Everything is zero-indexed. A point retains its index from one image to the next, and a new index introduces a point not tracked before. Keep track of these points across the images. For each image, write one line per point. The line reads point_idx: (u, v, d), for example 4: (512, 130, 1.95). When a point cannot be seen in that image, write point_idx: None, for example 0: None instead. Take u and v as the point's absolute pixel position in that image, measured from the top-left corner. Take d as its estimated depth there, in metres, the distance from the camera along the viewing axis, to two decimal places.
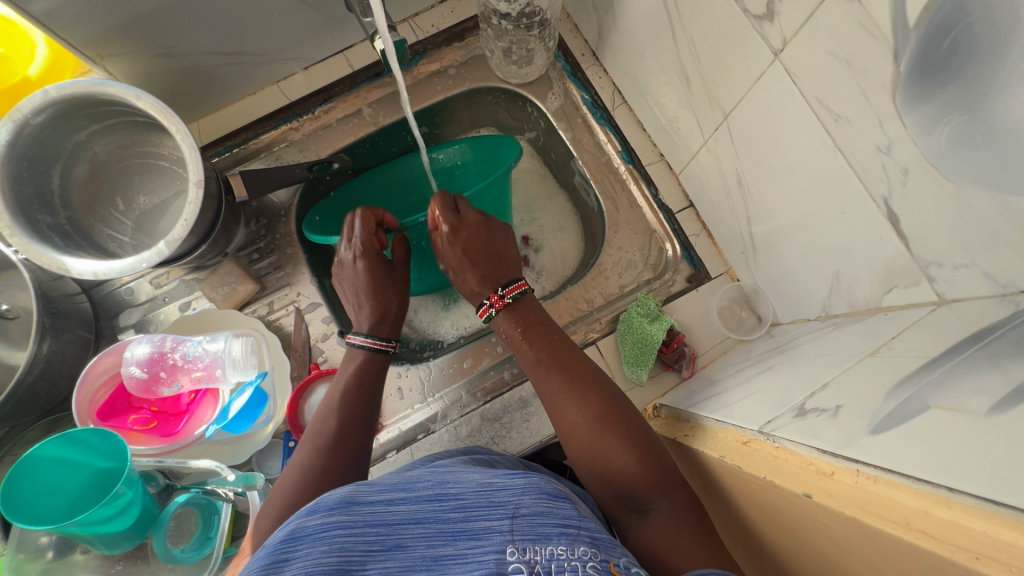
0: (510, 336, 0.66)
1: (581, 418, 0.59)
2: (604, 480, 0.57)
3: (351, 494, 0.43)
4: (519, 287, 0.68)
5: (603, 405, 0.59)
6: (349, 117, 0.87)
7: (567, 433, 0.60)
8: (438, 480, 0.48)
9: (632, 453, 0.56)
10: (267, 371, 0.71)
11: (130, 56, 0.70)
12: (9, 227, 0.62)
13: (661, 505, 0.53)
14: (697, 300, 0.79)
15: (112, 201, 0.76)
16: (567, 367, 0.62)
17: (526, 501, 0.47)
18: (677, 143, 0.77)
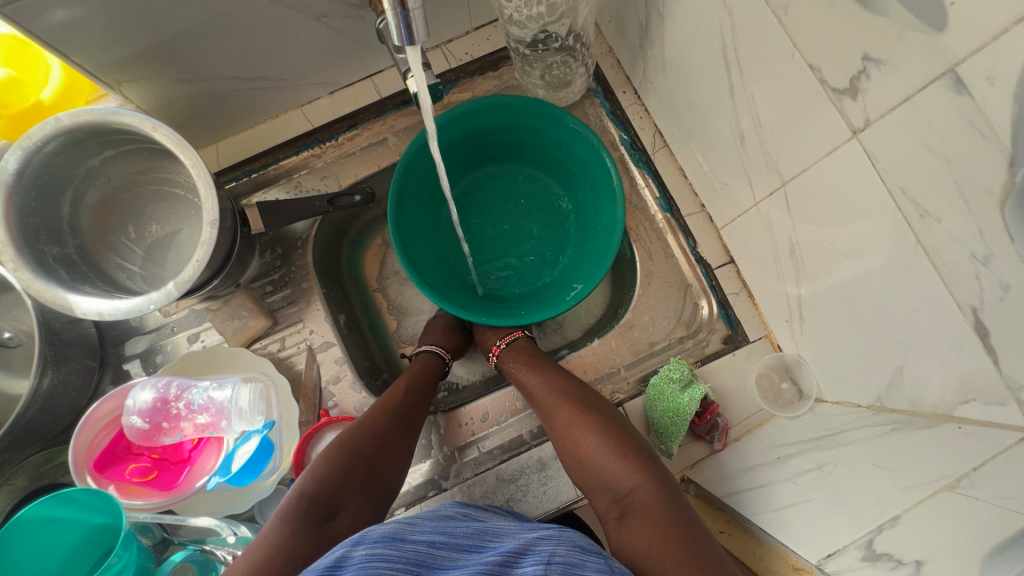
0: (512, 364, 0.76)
1: (561, 416, 0.66)
2: (583, 470, 0.62)
3: (396, 530, 0.45)
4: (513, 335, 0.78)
5: (580, 402, 0.67)
6: (374, 146, 0.84)
7: (554, 430, 0.67)
8: (475, 532, 0.49)
9: (605, 439, 0.62)
10: (274, 421, 0.68)
11: (149, 81, 0.66)
12: (12, 260, 0.59)
13: (635, 485, 0.57)
14: (733, 365, 0.74)
15: (123, 227, 0.72)
16: (550, 372, 0.71)
17: (558, 549, 0.43)
18: (723, 198, 0.72)
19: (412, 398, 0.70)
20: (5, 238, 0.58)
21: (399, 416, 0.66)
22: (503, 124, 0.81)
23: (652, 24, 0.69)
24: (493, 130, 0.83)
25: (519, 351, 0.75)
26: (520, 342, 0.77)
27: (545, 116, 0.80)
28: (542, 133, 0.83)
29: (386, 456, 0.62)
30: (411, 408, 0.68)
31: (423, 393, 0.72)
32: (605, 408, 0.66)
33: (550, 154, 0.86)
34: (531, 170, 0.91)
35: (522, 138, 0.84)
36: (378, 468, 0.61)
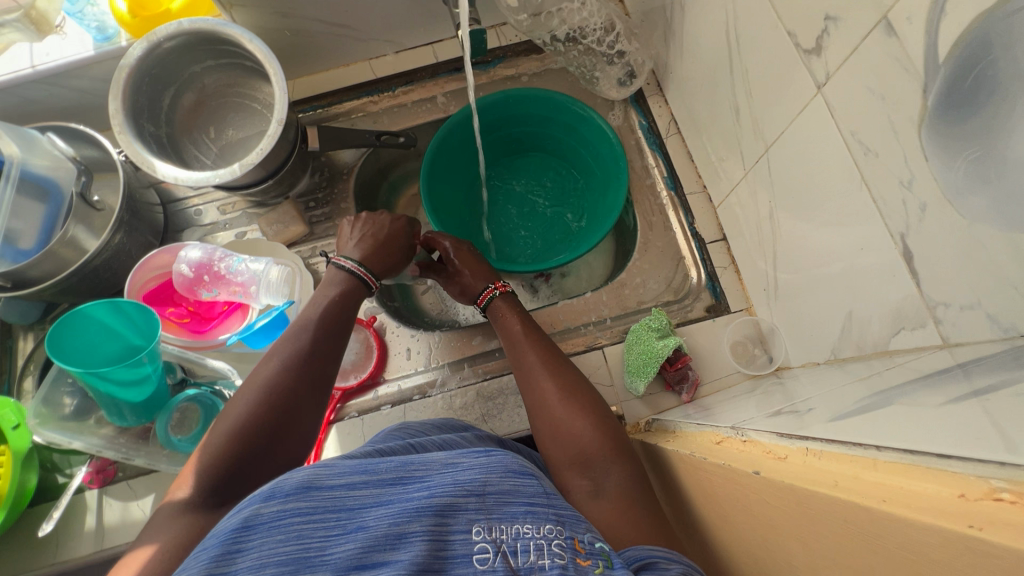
0: (506, 321, 0.76)
1: (550, 387, 0.66)
2: (563, 445, 0.61)
3: (309, 477, 0.39)
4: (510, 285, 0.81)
5: (571, 381, 0.67)
6: (423, 102, 0.96)
7: (540, 400, 0.66)
8: (400, 460, 0.43)
9: (594, 421, 0.62)
10: (293, 302, 0.76)
11: (252, 9, 0.80)
12: (119, 126, 0.72)
13: (615, 470, 0.57)
14: (712, 330, 0.79)
15: (206, 128, 0.86)
16: (546, 349, 0.71)
17: (491, 481, 0.42)
18: (721, 176, 0.80)
19: (331, 337, 0.65)
20: (116, 107, 0.72)
21: (315, 362, 0.62)
22: (544, 114, 0.93)
23: (673, 18, 0.79)
24: (536, 120, 0.96)
25: (523, 319, 0.75)
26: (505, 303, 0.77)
27: (581, 116, 0.91)
28: (575, 133, 0.95)
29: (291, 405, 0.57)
30: (330, 352, 0.64)
31: (340, 329, 0.66)
32: (594, 395, 0.66)
33: (578, 156, 0.98)
34: (559, 168, 1.03)
35: (558, 132, 0.96)
36: (292, 423, 0.57)
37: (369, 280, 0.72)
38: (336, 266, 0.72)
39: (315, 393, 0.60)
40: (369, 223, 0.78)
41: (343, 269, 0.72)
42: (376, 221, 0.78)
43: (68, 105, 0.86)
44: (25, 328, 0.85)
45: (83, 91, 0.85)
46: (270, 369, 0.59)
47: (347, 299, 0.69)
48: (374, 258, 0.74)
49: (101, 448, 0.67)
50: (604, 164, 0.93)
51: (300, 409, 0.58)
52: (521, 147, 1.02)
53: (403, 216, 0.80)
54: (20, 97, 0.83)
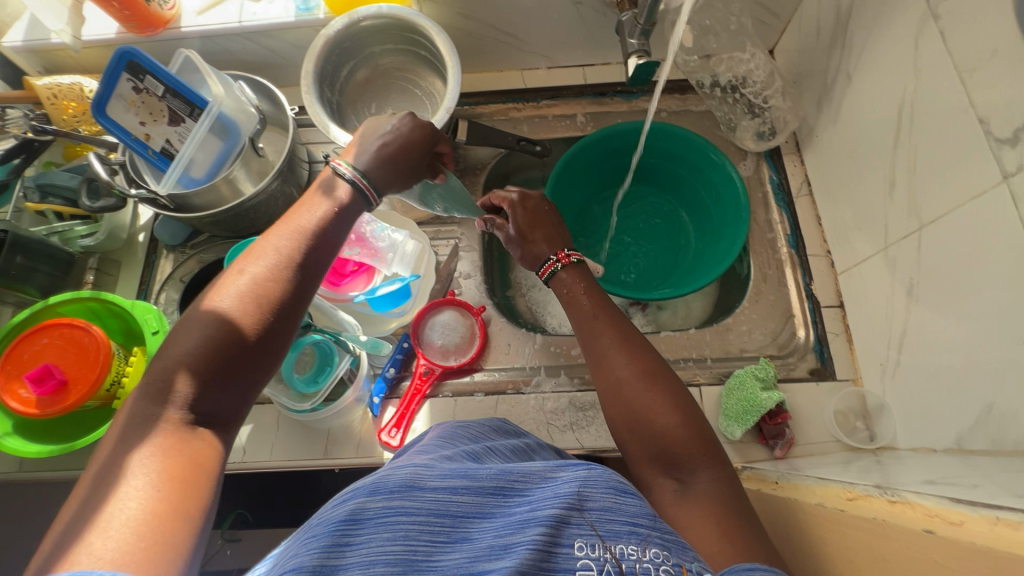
0: (573, 291, 0.72)
1: (632, 374, 0.63)
2: (647, 439, 0.60)
3: (413, 477, 0.41)
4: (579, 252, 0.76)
5: (654, 371, 0.63)
6: (564, 117, 1.01)
7: (621, 388, 0.63)
8: (501, 469, 0.45)
9: (682, 415, 0.60)
10: (418, 276, 0.81)
11: (441, 6, 0.88)
12: (307, 87, 0.80)
13: (705, 471, 0.57)
14: (814, 393, 0.79)
15: (369, 103, 0.93)
16: (626, 333, 0.67)
17: (591, 495, 0.42)
18: (854, 244, 0.80)
19: (321, 241, 0.59)
20: (308, 70, 0.80)
21: (301, 268, 0.56)
22: (678, 151, 0.95)
23: (833, 84, 0.81)
24: (663, 155, 0.98)
25: (591, 295, 0.70)
26: (578, 269, 0.74)
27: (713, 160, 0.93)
28: (703, 175, 0.95)
29: (280, 309, 0.54)
30: (319, 257, 0.59)
31: (326, 235, 0.60)
32: (679, 386, 0.63)
33: (697, 197, 0.99)
34: (675, 205, 1.04)
35: (686, 173, 0.98)
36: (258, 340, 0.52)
37: (369, 195, 0.64)
38: (333, 171, 0.64)
39: (303, 289, 0.57)
40: (395, 138, 0.68)
41: (339, 174, 0.63)
42: (406, 138, 0.69)
43: (254, 60, 0.96)
44: (169, 247, 0.93)
45: (272, 51, 0.94)
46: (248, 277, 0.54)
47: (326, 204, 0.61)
48: (386, 174, 0.67)
49: None
50: (723, 210, 0.93)
51: (286, 313, 0.54)
52: (641, 177, 1.04)
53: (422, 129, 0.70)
54: (219, 46, 0.92)
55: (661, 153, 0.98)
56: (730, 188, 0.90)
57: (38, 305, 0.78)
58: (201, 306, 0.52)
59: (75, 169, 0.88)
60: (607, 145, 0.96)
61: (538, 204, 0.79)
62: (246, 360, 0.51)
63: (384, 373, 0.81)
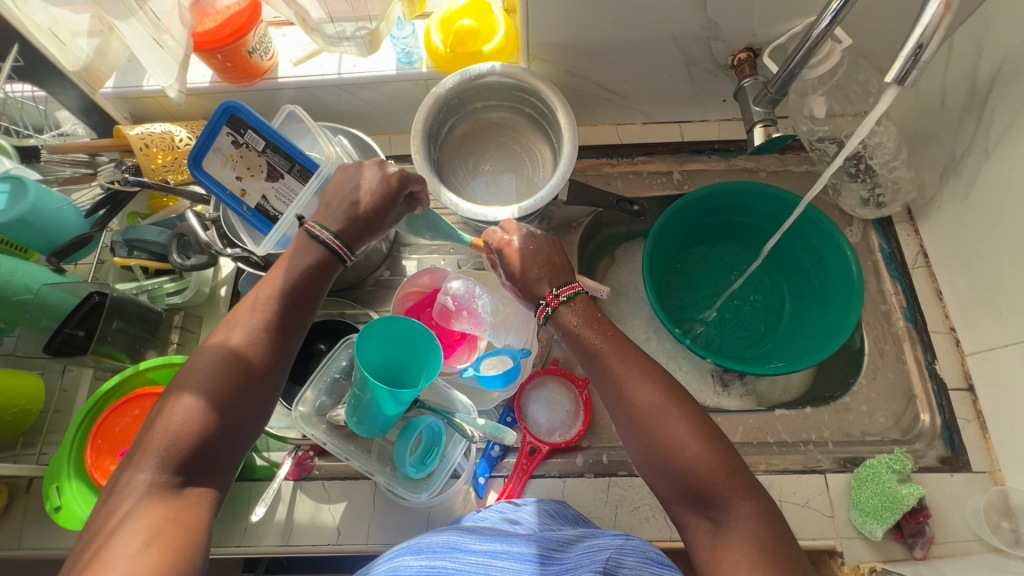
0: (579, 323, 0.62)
1: (647, 399, 0.54)
2: (670, 475, 0.52)
3: (456, 543, 0.49)
4: (572, 289, 0.64)
5: (672, 396, 0.55)
6: (659, 175, 0.97)
7: (637, 416, 0.54)
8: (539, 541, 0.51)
9: (707, 441, 0.52)
10: (529, 352, 0.76)
11: (550, 64, 0.85)
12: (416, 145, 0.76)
13: (742, 505, 0.49)
14: (950, 485, 0.74)
15: (466, 159, 0.89)
16: (633, 356, 0.58)
17: (625, 560, 0.44)
18: (989, 326, 0.76)
19: (298, 297, 0.59)
20: (417, 127, 0.76)
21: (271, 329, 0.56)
22: (779, 215, 0.91)
23: (963, 157, 0.78)
24: (754, 215, 0.94)
25: (583, 313, 0.62)
26: (581, 300, 0.64)
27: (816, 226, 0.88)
28: (803, 240, 0.91)
29: (250, 372, 0.53)
30: (296, 312, 0.59)
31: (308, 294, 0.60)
32: (696, 408, 0.54)
33: (794, 258, 0.94)
34: (766, 265, 0.99)
35: (785, 237, 0.93)
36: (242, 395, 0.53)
37: (342, 252, 0.63)
38: (309, 234, 0.62)
39: (284, 345, 0.57)
40: (368, 184, 0.65)
41: (314, 237, 0.61)
42: (376, 182, 0.66)
43: (347, 111, 0.93)
44: None
45: (367, 102, 0.91)
46: (233, 343, 0.54)
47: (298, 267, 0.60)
48: (361, 226, 0.64)
49: (345, 455, 0.68)
50: (829, 278, 0.88)
51: (264, 368, 0.55)
52: (726, 235, 0.99)
53: (394, 178, 0.66)
54: (315, 96, 0.89)
55: (760, 216, 0.94)
56: (838, 256, 0.85)
57: (128, 370, 0.74)
58: (185, 377, 0.53)
59: (163, 223, 0.84)
60: (698, 206, 0.91)
61: (540, 244, 0.68)
62: (216, 426, 0.51)
63: (488, 451, 0.76)
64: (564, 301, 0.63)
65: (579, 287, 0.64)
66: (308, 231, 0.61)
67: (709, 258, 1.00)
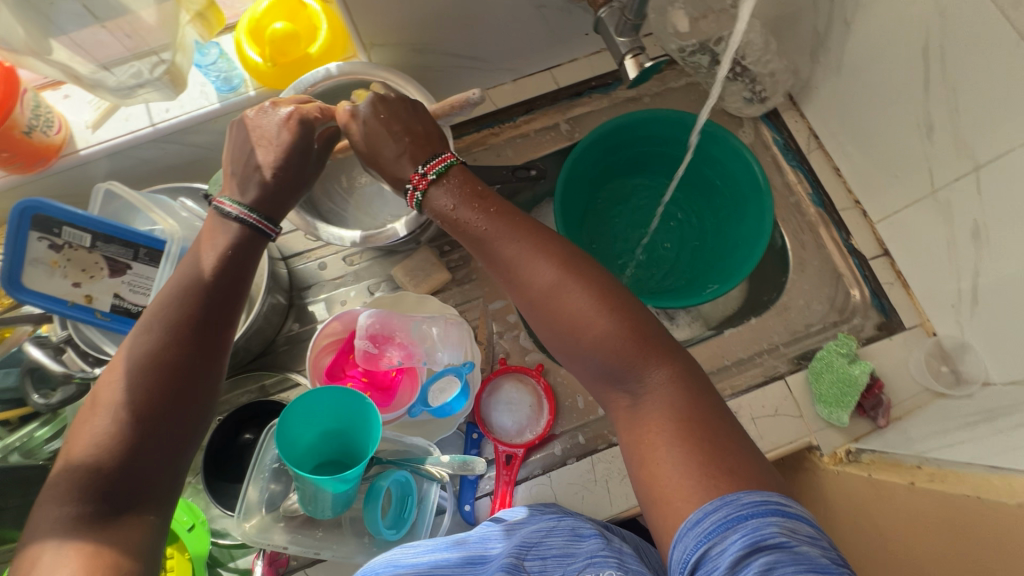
0: (452, 210, 0.56)
1: (546, 279, 0.51)
2: (581, 353, 0.51)
3: (395, 558, 0.50)
4: (443, 160, 0.58)
5: (575, 269, 0.52)
6: (546, 129, 0.92)
7: (539, 301, 0.52)
8: (485, 538, 0.54)
9: (614, 313, 0.50)
10: (472, 364, 0.70)
11: (392, 48, 0.75)
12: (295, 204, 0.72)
13: (655, 373, 0.49)
14: (892, 348, 0.78)
15: (337, 177, 0.79)
16: (529, 237, 0.54)
17: (553, 540, 0.51)
18: (887, 192, 0.78)
19: (226, 278, 0.55)
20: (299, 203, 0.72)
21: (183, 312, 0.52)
22: (672, 135, 0.88)
23: (827, 33, 0.77)
24: (652, 142, 0.91)
25: (466, 202, 0.56)
26: (456, 175, 0.58)
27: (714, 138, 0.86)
28: (702, 153, 0.90)
29: (164, 372, 0.49)
30: (226, 290, 0.55)
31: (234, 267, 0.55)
32: (603, 279, 0.51)
33: (698, 172, 0.93)
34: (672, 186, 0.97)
35: (684, 155, 0.91)
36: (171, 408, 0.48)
37: (265, 227, 0.58)
38: (219, 211, 0.57)
39: (202, 340, 0.52)
40: (268, 134, 0.59)
41: (227, 215, 0.57)
42: (275, 129, 0.60)
43: (182, 162, 0.79)
44: None
45: (202, 147, 0.77)
46: (140, 353, 0.49)
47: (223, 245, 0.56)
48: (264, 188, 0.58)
49: (315, 549, 0.62)
50: (735, 185, 0.88)
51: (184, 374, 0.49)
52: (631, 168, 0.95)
53: (292, 122, 0.60)
54: (134, 158, 0.75)
55: (654, 141, 0.91)
56: (738, 161, 0.84)
57: None
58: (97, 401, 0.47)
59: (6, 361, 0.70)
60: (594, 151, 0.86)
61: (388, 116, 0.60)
62: (141, 449, 0.46)
63: (466, 476, 0.72)
64: (433, 179, 0.57)
65: (449, 155, 0.58)
66: (217, 209, 0.57)
67: (614, 197, 0.96)
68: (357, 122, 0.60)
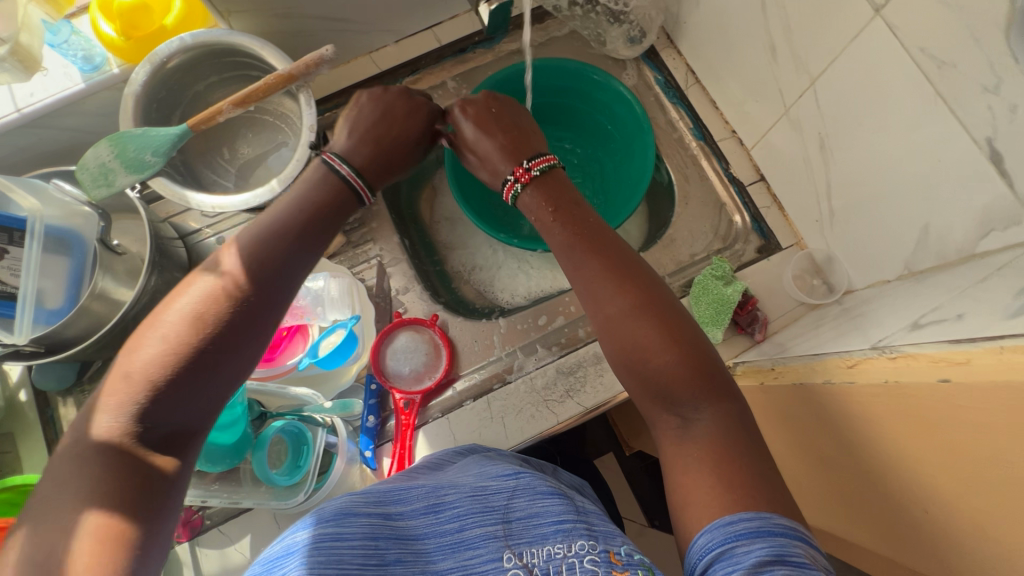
0: (544, 223, 0.61)
1: (619, 308, 0.55)
2: (637, 378, 0.54)
3: (346, 505, 0.47)
4: (547, 160, 0.63)
5: (646, 300, 0.55)
6: (434, 89, 0.93)
7: (608, 325, 0.55)
8: (434, 489, 0.51)
9: (679, 346, 0.53)
10: (359, 316, 0.74)
11: (253, 14, 0.75)
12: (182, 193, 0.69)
13: (708, 406, 0.51)
14: (769, 268, 0.81)
15: (218, 149, 0.80)
16: (613, 268, 0.57)
17: (519, 504, 0.49)
18: (754, 117, 0.81)
19: (293, 243, 0.54)
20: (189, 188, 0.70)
21: (266, 267, 0.52)
22: (559, 85, 0.90)
23: None
24: (542, 92, 0.91)
25: (562, 215, 0.60)
26: (553, 176, 0.63)
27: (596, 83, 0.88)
28: (591, 100, 0.91)
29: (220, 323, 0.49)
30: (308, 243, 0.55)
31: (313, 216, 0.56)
32: (667, 311, 0.54)
33: (589, 120, 0.95)
34: (570, 137, 0.99)
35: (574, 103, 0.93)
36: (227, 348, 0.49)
37: (362, 193, 0.60)
38: (327, 165, 0.59)
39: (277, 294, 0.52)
40: (359, 109, 0.62)
41: (336, 171, 0.58)
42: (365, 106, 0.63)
43: (62, 148, 0.79)
44: (63, 394, 0.80)
45: (79, 130, 0.78)
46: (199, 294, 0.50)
47: (324, 201, 0.57)
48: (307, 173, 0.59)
49: (204, 499, 0.64)
50: (622, 129, 0.90)
51: (244, 319, 0.50)
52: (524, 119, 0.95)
53: (391, 94, 0.64)
54: (8, 146, 0.76)
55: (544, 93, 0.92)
56: (624, 105, 0.86)
57: None
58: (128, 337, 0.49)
59: None
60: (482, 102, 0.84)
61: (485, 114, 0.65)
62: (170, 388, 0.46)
63: (366, 425, 0.75)
64: (536, 173, 0.62)
65: (552, 158, 0.63)
66: (326, 163, 0.58)
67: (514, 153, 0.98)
68: (465, 113, 0.65)
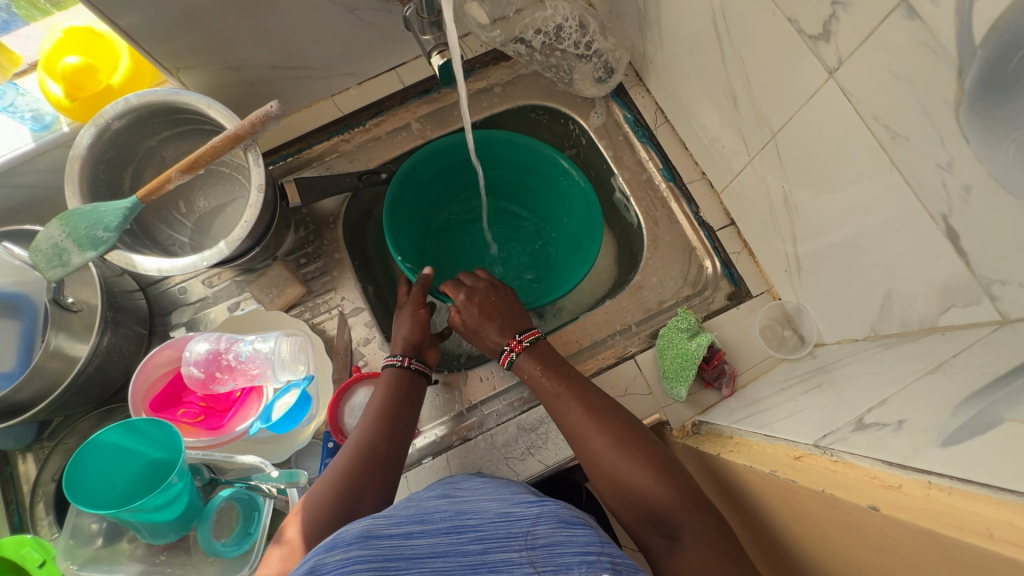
0: (532, 376, 0.68)
1: (602, 443, 0.59)
2: (629, 507, 0.56)
3: (369, 528, 0.39)
4: (532, 334, 0.72)
5: (627, 435, 0.59)
6: (398, 131, 0.91)
7: (592, 459, 0.60)
8: (454, 515, 0.43)
9: (654, 469, 0.56)
10: (313, 376, 0.73)
11: (202, 69, 0.75)
12: (145, 266, 0.67)
13: (693, 523, 0.52)
14: (738, 317, 0.78)
15: (174, 202, 0.79)
16: (594, 407, 0.63)
17: (541, 530, 0.42)
18: (721, 161, 0.78)
19: (400, 412, 0.65)
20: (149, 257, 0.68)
21: (394, 424, 0.63)
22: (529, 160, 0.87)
23: (646, 7, 0.77)
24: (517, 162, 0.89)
25: (549, 373, 0.67)
26: (542, 345, 0.71)
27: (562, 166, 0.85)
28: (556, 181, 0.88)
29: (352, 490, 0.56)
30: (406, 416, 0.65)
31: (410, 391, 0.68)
32: (642, 438, 0.60)
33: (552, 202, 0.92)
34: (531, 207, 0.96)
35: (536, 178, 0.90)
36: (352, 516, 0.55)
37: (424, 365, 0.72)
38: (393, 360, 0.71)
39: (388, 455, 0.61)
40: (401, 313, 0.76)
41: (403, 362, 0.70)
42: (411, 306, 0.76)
43: (19, 204, 0.78)
44: (22, 451, 0.79)
45: (33, 186, 0.77)
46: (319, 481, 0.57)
47: (395, 381, 0.69)
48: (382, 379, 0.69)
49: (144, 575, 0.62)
50: (582, 212, 0.87)
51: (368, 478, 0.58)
52: (495, 180, 0.93)
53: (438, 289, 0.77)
54: None
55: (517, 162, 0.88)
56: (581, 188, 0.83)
57: None
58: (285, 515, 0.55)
59: None
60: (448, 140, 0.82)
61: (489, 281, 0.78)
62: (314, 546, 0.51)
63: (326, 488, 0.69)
64: (529, 344, 0.70)
65: (535, 329, 0.73)
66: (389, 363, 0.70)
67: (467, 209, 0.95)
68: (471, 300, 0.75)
